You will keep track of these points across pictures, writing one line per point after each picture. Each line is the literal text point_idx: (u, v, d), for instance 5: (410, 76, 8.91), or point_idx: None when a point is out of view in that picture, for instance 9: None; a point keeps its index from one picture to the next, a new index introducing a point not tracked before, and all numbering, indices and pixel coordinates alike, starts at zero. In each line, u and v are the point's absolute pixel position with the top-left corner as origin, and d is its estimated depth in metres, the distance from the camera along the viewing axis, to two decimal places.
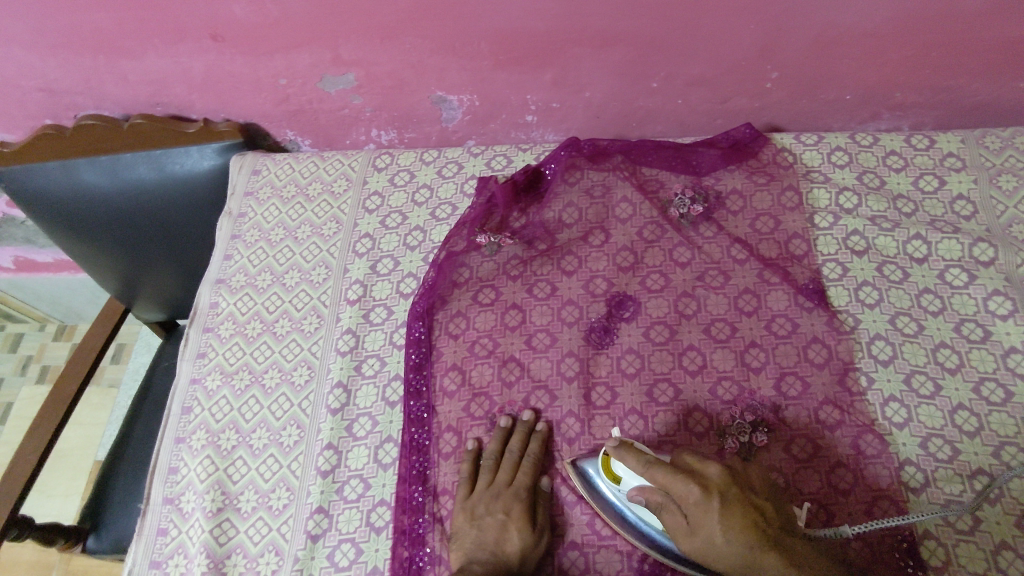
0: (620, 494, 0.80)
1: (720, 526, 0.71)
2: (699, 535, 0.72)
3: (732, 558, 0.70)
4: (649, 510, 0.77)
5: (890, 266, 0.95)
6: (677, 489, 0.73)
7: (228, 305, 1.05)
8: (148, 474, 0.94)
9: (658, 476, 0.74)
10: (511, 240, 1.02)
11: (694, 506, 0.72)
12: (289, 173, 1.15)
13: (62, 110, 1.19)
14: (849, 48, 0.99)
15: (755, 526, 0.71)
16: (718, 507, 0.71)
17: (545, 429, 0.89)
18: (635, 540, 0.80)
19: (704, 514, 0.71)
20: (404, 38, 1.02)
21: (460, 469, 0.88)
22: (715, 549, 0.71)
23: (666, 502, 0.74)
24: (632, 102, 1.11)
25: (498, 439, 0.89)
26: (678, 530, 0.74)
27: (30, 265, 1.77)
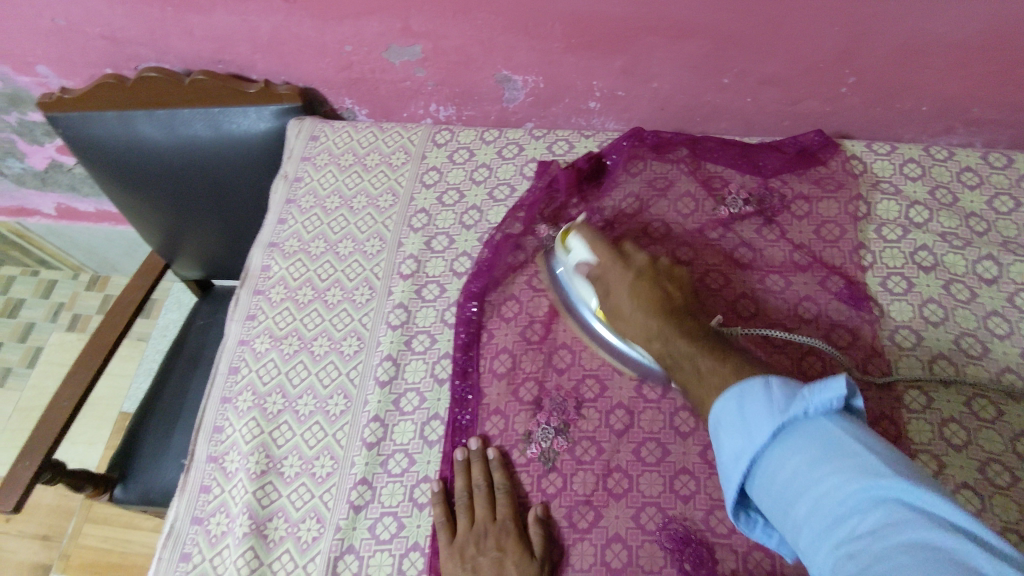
0: (569, 269, 0.91)
1: (631, 293, 0.83)
2: (613, 298, 0.85)
3: (631, 319, 0.83)
4: (589, 290, 0.89)
5: (958, 284, 0.93)
6: (607, 265, 0.87)
7: (280, 269, 1.04)
8: (193, 431, 0.95)
9: (597, 249, 0.88)
10: (569, 230, 1.01)
11: (612, 272, 0.86)
12: (348, 142, 1.14)
13: (123, 60, 1.19)
14: (934, 58, 0.97)
15: (658, 309, 0.81)
16: (632, 283, 0.84)
17: (499, 454, 0.87)
18: (597, 342, 0.91)
19: (619, 279, 0.85)
20: (478, 13, 1.00)
21: (435, 513, 0.84)
22: (626, 319, 0.83)
23: (599, 279, 0.87)
24: (700, 97, 1.09)
25: (462, 474, 0.86)
26: (599, 288, 0.87)
27: (71, 213, 1.77)
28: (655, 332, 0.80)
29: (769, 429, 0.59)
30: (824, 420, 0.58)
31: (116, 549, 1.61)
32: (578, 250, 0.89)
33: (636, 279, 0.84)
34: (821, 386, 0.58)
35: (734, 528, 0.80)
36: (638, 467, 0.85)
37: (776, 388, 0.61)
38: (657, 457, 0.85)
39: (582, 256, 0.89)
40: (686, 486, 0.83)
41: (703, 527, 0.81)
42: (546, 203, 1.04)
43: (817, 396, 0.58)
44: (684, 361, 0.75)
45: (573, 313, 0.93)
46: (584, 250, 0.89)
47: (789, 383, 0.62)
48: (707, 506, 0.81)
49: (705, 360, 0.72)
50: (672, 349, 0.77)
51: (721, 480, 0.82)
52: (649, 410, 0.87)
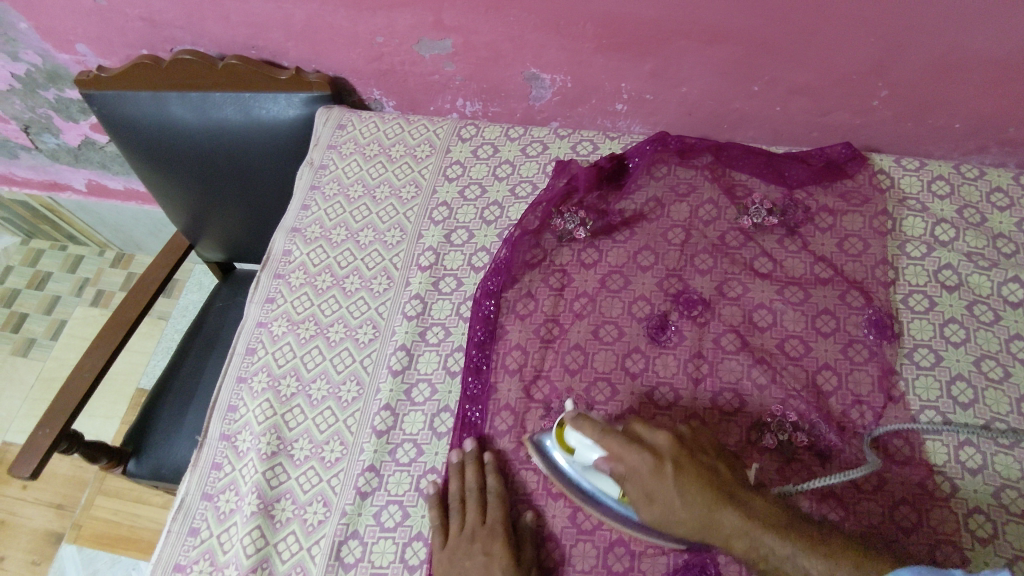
0: (574, 464, 0.81)
1: (680, 491, 0.74)
2: (660, 496, 0.74)
3: (683, 507, 0.73)
4: (607, 484, 0.79)
5: (981, 305, 0.91)
6: (630, 459, 0.75)
7: (301, 254, 1.06)
8: (208, 409, 0.96)
9: (611, 446, 0.76)
10: (583, 234, 1.00)
11: (645, 471, 0.75)
12: (374, 132, 1.15)
13: (160, 42, 1.21)
14: (970, 74, 0.95)
15: (708, 490, 0.74)
16: (675, 472, 0.74)
17: (495, 458, 0.87)
18: (603, 516, 0.80)
19: (661, 480, 0.74)
20: (510, 10, 1.01)
21: (429, 516, 0.85)
22: (679, 514, 0.74)
23: (623, 471, 0.76)
24: (729, 103, 1.08)
25: (455, 476, 0.86)
26: (636, 486, 0.75)
27: (101, 190, 1.81)
28: (732, 522, 0.72)
29: None
30: None
31: (126, 521, 1.64)
32: (584, 453, 0.79)
33: (672, 452, 0.76)
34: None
35: None
36: None
37: None
38: None
39: (589, 456, 0.79)
40: None
41: None
42: (564, 201, 1.03)
43: None
44: (766, 540, 0.71)
45: (579, 493, 0.81)
46: (589, 453, 0.79)
47: None
48: None
49: (795, 542, 0.70)
50: (746, 526, 0.72)
51: None
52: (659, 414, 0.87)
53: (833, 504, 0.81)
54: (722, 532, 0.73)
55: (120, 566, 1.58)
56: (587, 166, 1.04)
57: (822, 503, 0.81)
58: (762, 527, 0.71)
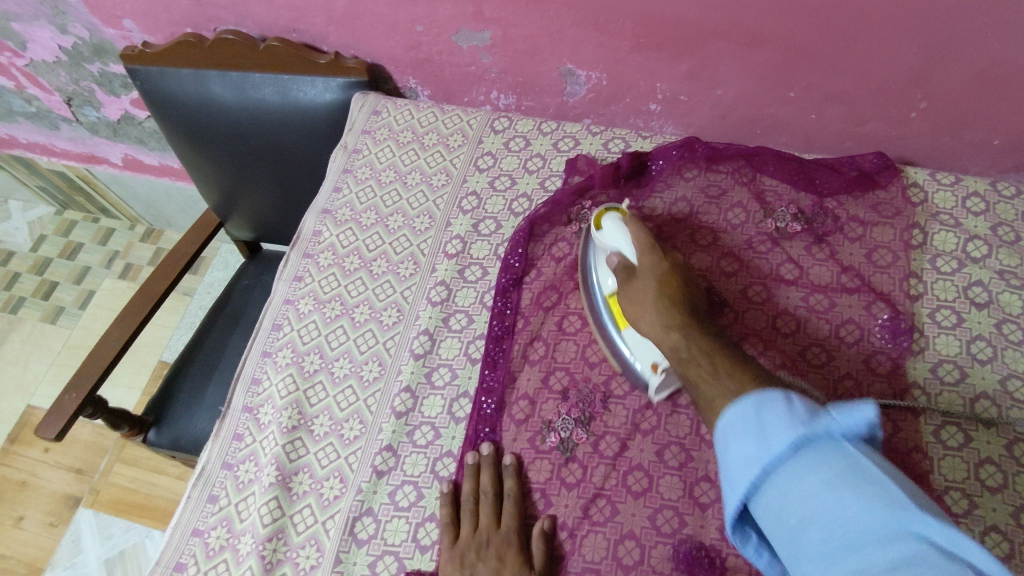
0: (602, 249, 0.92)
1: (656, 284, 0.84)
2: (638, 282, 0.85)
3: (647, 303, 0.82)
4: (609, 276, 0.89)
5: (1011, 324, 0.90)
6: (644, 252, 0.87)
7: (331, 235, 1.07)
8: (232, 381, 0.98)
9: (639, 243, 0.88)
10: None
11: (644, 265, 0.86)
12: (408, 119, 1.16)
13: (204, 21, 1.24)
14: (1012, 89, 0.94)
15: (671, 304, 0.81)
16: (658, 281, 0.84)
17: (513, 462, 0.87)
18: (603, 337, 0.90)
19: (648, 274, 0.85)
20: (550, 4, 1.02)
21: (441, 514, 0.85)
22: (643, 306, 0.83)
23: (629, 268, 0.87)
24: (763, 109, 1.08)
25: (471, 478, 0.86)
26: (623, 282, 0.86)
27: (136, 165, 1.84)
28: (675, 340, 0.77)
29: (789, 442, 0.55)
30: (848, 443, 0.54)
31: (141, 490, 1.67)
32: (613, 236, 0.90)
33: (669, 273, 0.85)
34: (846, 409, 0.55)
35: None
36: (659, 467, 0.85)
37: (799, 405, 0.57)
38: (680, 461, 0.85)
39: (614, 242, 0.90)
40: (706, 493, 0.83)
41: (719, 535, 0.80)
42: (577, 201, 1.04)
43: (843, 419, 0.55)
44: (680, 348, 0.76)
45: (588, 297, 0.93)
46: (616, 238, 0.89)
47: (812, 400, 0.59)
48: (725, 516, 0.81)
49: (716, 355, 0.72)
50: (688, 343, 0.76)
51: None
52: (676, 413, 0.87)
53: None
54: (661, 342, 0.78)
55: (134, 533, 1.62)
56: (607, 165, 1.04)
57: None
58: (692, 338, 0.76)
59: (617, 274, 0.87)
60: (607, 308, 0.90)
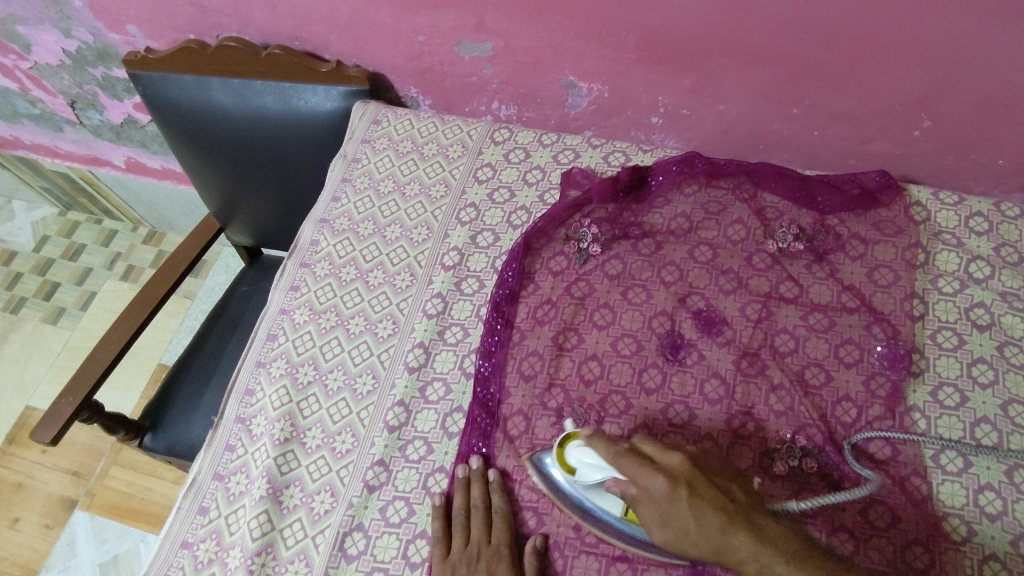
0: (580, 483, 0.81)
1: (690, 511, 0.71)
2: (667, 516, 0.72)
3: (704, 541, 0.71)
4: (613, 501, 0.79)
5: (1013, 348, 0.89)
6: (644, 479, 0.73)
7: (328, 245, 1.07)
8: (225, 391, 0.98)
9: (626, 470, 0.75)
10: (598, 250, 0.99)
11: (660, 496, 0.72)
12: (408, 129, 1.16)
13: (207, 28, 1.24)
14: (1019, 110, 0.93)
15: (723, 515, 0.71)
16: (688, 492, 0.72)
17: (502, 477, 0.87)
18: (614, 535, 0.80)
19: (673, 503, 0.72)
20: (553, 17, 1.01)
21: (431, 527, 0.84)
22: (692, 534, 0.71)
23: (636, 499, 0.75)
24: (766, 124, 1.07)
25: (461, 492, 0.86)
26: (644, 511, 0.74)
27: (138, 167, 1.84)
28: (750, 568, 0.70)
29: None
30: None
31: (137, 494, 1.67)
32: (591, 469, 0.79)
33: (684, 477, 0.73)
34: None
35: None
36: None
37: None
38: None
39: (596, 471, 0.79)
40: None
41: None
42: (574, 213, 1.03)
43: None
44: (769, 566, 0.69)
45: (575, 505, 0.82)
46: (592, 465, 0.79)
47: None
48: None
49: (797, 565, 0.68)
50: (767, 566, 0.69)
51: None
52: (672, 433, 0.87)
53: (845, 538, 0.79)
54: (742, 565, 0.70)
55: (129, 537, 1.61)
56: (605, 179, 1.04)
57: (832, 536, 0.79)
58: (770, 558, 0.69)
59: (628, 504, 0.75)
60: (625, 522, 0.79)
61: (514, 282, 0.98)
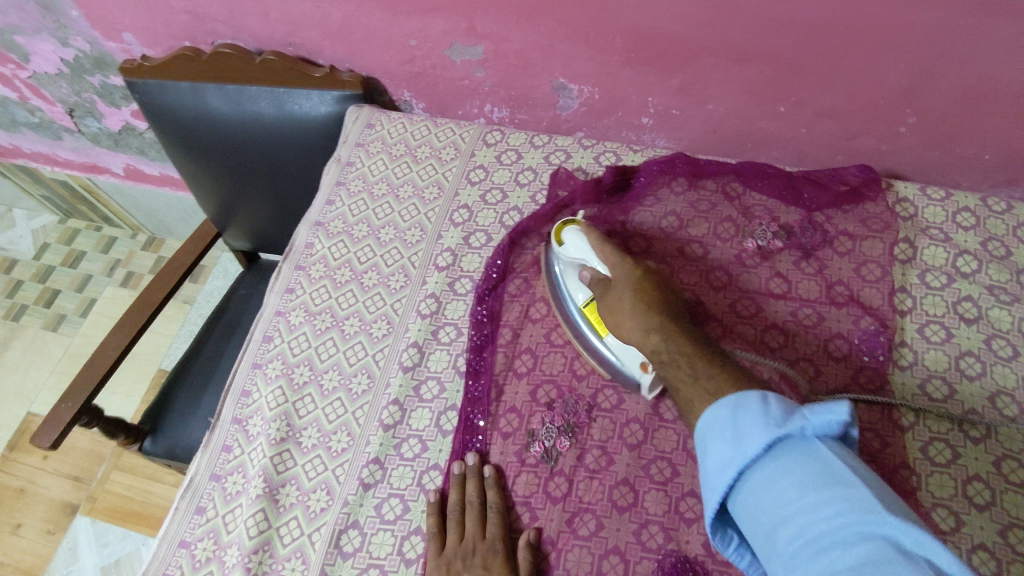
0: (569, 262, 0.95)
1: (639, 293, 0.87)
2: (617, 292, 0.89)
3: (633, 324, 0.85)
4: (583, 288, 0.93)
5: (1000, 340, 0.90)
6: (614, 266, 0.91)
7: (323, 247, 1.08)
8: (222, 392, 0.99)
9: (605, 254, 0.92)
10: None
11: (621, 275, 0.90)
12: (401, 132, 1.17)
13: (202, 35, 1.25)
14: (1003, 105, 0.94)
15: (652, 309, 0.85)
16: (635, 294, 0.87)
17: (495, 473, 0.87)
18: (584, 347, 0.92)
19: (624, 293, 0.88)
20: (542, 20, 1.02)
21: (427, 524, 0.85)
22: (624, 318, 0.86)
23: (604, 280, 0.91)
24: (755, 123, 1.08)
25: (455, 488, 0.86)
26: (604, 290, 0.90)
27: (137, 174, 1.86)
28: (658, 346, 0.81)
29: (760, 442, 0.62)
30: (814, 444, 0.60)
31: (138, 498, 1.68)
32: (574, 246, 0.94)
33: (639, 276, 0.89)
34: (820, 410, 0.61)
35: None
36: (646, 482, 0.85)
37: (772, 405, 0.64)
38: (666, 476, 0.85)
39: (580, 254, 0.94)
40: (692, 509, 0.83)
41: (704, 551, 0.80)
42: (561, 212, 1.05)
43: (815, 420, 0.61)
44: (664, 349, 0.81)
45: (560, 306, 0.96)
46: (581, 246, 0.94)
47: (786, 403, 0.65)
48: None
49: (693, 353, 0.78)
50: (671, 346, 0.80)
51: None
52: (663, 428, 0.88)
53: None
54: (647, 345, 0.83)
55: (129, 541, 1.62)
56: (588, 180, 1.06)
57: None
58: (680, 338, 0.81)
59: (593, 287, 0.91)
60: (581, 316, 0.93)
61: (499, 278, 1.00)
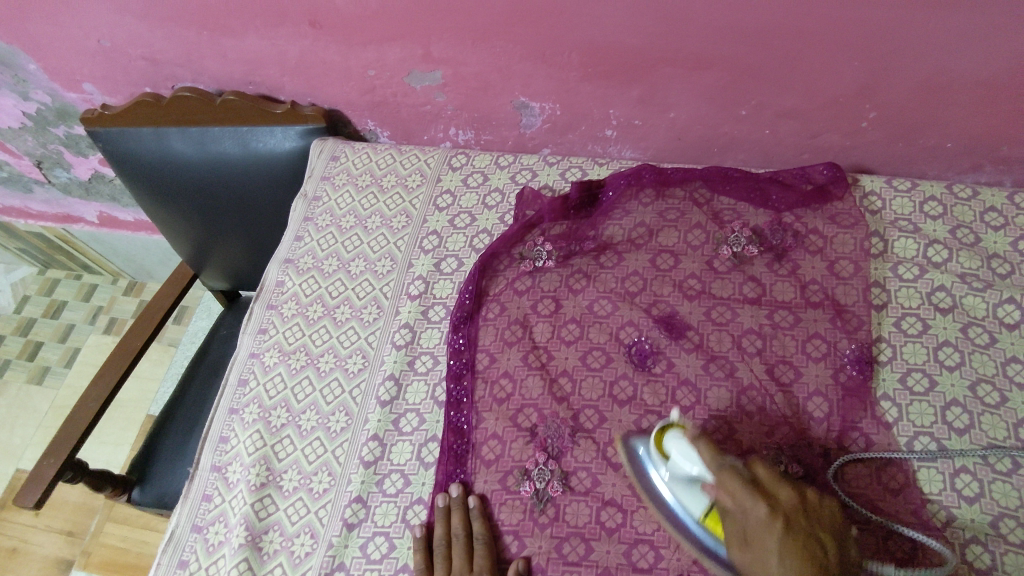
0: (675, 476, 0.77)
1: (780, 554, 0.68)
2: (756, 552, 0.69)
3: (768, 567, 0.68)
4: (699, 496, 0.76)
5: (976, 328, 0.90)
6: (746, 506, 0.71)
7: (294, 285, 1.07)
8: (200, 440, 0.97)
9: (717, 471, 0.73)
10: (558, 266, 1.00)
11: (757, 525, 0.70)
12: (366, 163, 1.16)
13: (161, 80, 1.25)
14: (960, 94, 0.94)
15: (803, 566, 0.67)
16: (782, 528, 0.69)
17: (480, 503, 0.86)
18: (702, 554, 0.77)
19: (765, 536, 0.69)
20: (496, 42, 1.02)
21: (413, 560, 0.84)
22: (767, 573, 0.68)
23: (727, 511, 0.72)
24: (718, 128, 1.08)
25: (441, 521, 0.85)
26: (738, 536, 0.71)
27: (111, 221, 1.85)
28: None
29: None
30: None
31: (133, 548, 1.65)
32: (682, 462, 0.76)
33: (780, 516, 0.70)
34: None
35: None
36: (633, 501, 0.84)
37: None
38: None
39: (689, 468, 0.75)
40: None
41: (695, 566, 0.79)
42: (530, 232, 1.04)
43: None
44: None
45: (657, 500, 0.81)
46: (690, 462, 0.75)
47: None
48: None
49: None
50: None
51: None
52: None
53: None
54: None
55: None
56: (554, 198, 1.05)
57: None
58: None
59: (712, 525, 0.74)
60: (700, 525, 0.76)
61: (472, 304, 0.99)
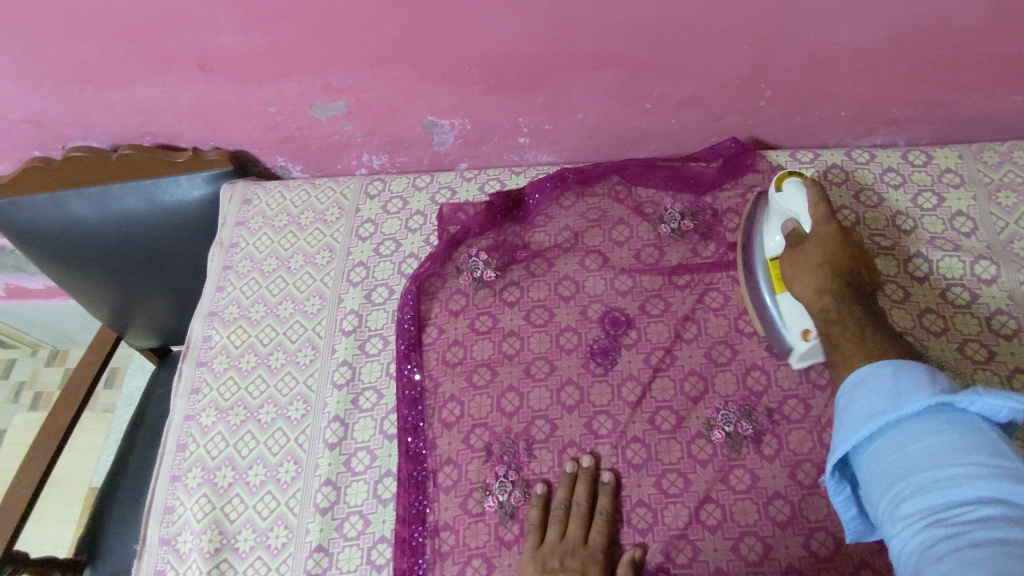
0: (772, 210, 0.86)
1: (821, 253, 0.77)
2: (802, 250, 0.80)
3: (812, 261, 0.78)
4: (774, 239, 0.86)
5: (892, 285, 0.94)
6: (818, 224, 0.79)
7: (222, 338, 1.03)
8: (143, 514, 0.93)
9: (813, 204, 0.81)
10: (494, 275, 1.00)
11: (818, 231, 0.79)
12: (281, 202, 1.14)
13: (49, 140, 1.17)
14: (844, 66, 0.99)
15: (840, 273, 0.75)
16: (837, 240, 0.77)
17: (612, 479, 0.85)
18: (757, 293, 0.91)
19: (820, 234, 0.78)
20: (395, 65, 1.01)
21: (528, 515, 0.85)
22: (802, 276, 0.78)
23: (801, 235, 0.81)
24: (626, 123, 1.10)
25: (565, 486, 0.85)
26: (794, 247, 0.81)
27: (21, 292, 1.76)
28: (821, 303, 0.75)
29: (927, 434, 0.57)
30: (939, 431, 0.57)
31: None
32: (788, 199, 0.83)
33: (840, 241, 0.77)
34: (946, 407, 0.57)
35: (693, 556, 0.80)
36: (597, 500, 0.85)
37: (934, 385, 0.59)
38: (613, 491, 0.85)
39: (793, 206, 0.83)
40: (643, 519, 0.83)
41: (662, 558, 0.81)
42: (457, 247, 1.04)
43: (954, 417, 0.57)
44: (824, 306, 0.75)
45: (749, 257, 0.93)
46: (796, 200, 0.82)
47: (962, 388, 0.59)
48: (665, 537, 0.82)
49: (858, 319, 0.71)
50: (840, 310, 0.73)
51: (679, 508, 0.83)
52: (599, 445, 0.88)
53: (780, 504, 0.82)
54: (815, 301, 0.76)
55: None
56: (479, 207, 1.05)
57: (768, 505, 0.82)
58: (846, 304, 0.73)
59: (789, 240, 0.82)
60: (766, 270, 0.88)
61: (414, 330, 0.98)
